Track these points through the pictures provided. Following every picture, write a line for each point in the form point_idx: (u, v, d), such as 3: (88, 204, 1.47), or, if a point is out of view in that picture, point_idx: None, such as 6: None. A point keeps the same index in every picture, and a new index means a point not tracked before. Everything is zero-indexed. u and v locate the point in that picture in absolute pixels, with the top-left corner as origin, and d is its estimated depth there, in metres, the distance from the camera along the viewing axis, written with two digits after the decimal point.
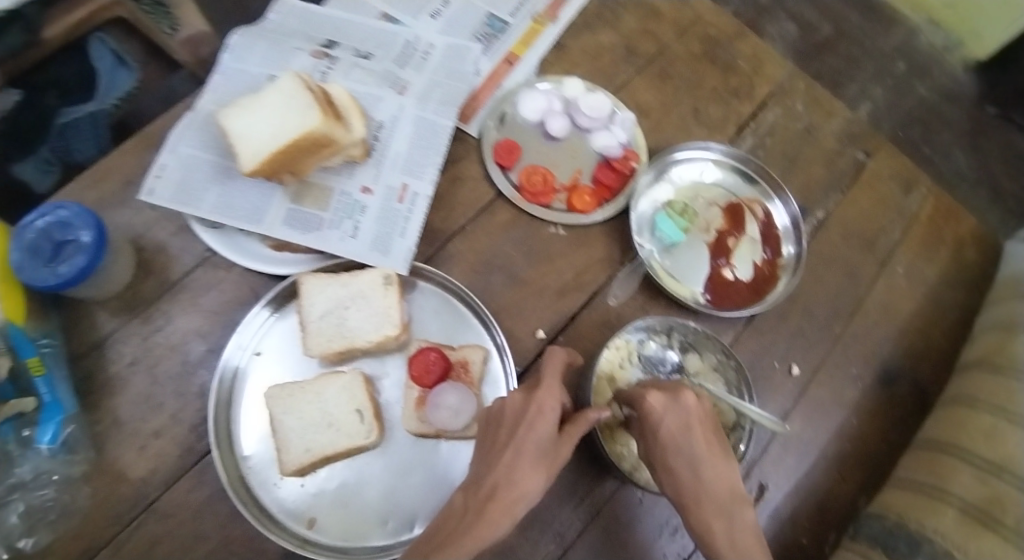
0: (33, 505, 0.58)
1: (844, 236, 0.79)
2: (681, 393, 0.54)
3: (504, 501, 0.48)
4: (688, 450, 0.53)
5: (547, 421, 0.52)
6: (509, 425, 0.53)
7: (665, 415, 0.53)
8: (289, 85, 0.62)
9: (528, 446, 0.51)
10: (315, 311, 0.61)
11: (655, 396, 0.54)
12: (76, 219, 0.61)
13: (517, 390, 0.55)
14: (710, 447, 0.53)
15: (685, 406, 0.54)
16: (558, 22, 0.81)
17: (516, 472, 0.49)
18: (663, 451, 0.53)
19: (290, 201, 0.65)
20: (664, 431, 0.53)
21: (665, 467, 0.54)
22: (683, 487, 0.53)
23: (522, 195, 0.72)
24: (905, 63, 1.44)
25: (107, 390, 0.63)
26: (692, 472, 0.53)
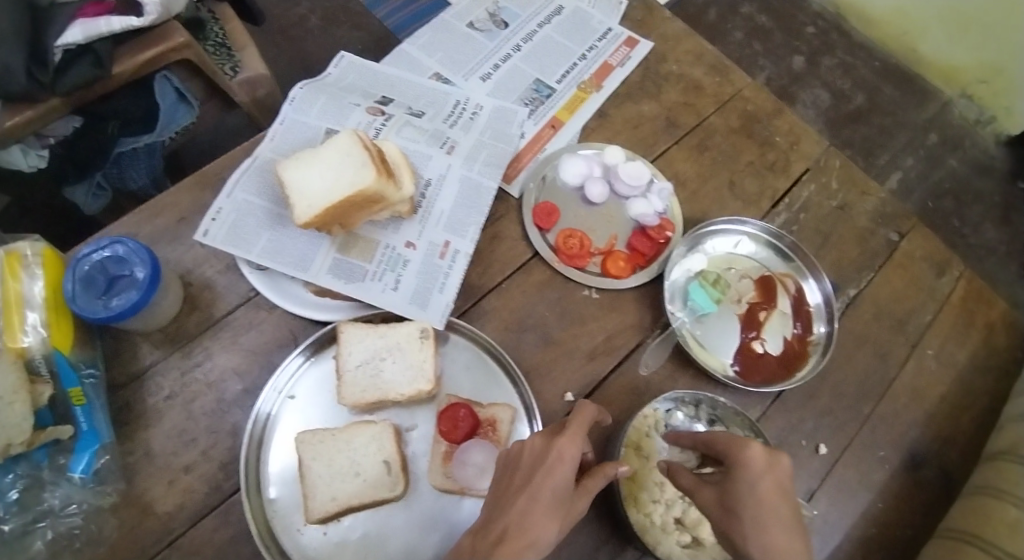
0: (61, 532, 0.60)
1: (874, 316, 0.79)
2: (778, 457, 0.49)
3: (513, 545, 0.45)
4: (782, 518, 0.47)
5: (567, 466, 0.50)
6: (525, 471, 0.50)
7: (761, 471, 0.48)
8: (346, 141, 0.66)
9: (542, 492, 0.48)
10: (352, 360, 0.63)
11: (755, 448, 0.50)
12: (132, 256, 0.63)
13: (537, 435, 0.53)
14: (797, 519, 0.47)
15: (778, 470, 0.48)
16: (602, 90, 0.84)
17: (530, 517, 0.47)
18: (752, 508, 0.47)
19: (336, 251, 0.67)
20: (760, 488, 0.48)
21: (753, 528, 0.46)
22: (772, 555, 0.45)
23: (559, 257, 0.74)
24: (937, 135, 1.46)
25: (142, 421, 0.64)
26: (786, 540, 0.46)
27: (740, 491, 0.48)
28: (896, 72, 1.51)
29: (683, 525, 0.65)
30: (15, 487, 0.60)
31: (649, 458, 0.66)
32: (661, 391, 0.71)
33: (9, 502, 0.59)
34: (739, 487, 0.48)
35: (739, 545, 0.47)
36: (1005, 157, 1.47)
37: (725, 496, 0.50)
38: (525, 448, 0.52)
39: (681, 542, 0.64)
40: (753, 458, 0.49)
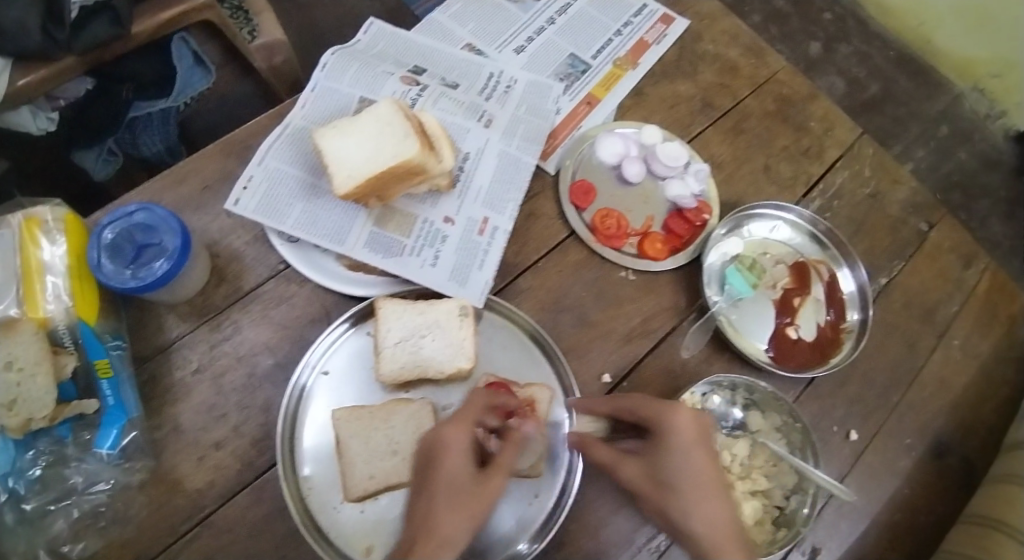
0: (86, 509, 0.58)
1: (904, 305, 0.79)
2: (703, 420, 0.56)
3: (427, 548, 0.46)
4: (714, 484, 0.53)
5: (465, 450, 0.51)
6: (429, 463, 0.52)
7: (689, 442, 0.54)
8: (387, 110, 0.64)
9: (441, 486, 0.50)
10: (391, 336, 0.62)
11: (685, 416, 0.55)
12: (161, 224, 0.59)
13: (438, 426, 0.54)
14: (721, 482, 0.54)
15: (705, 430, 0.55)
16: (638, 68, 0.82)
17: (438, 513, 0.48)
18: (687, 481, 0.53)
19: (372, 224, 0.66)
20: (683, 461, 0.53)
21: (692, 501, 0.52)
22: (705, 522, 0.52)
23: (596, 237, 0.72)
24: (948, 127, 1.46)
25: (170, 396, 0.62)
26: (716, 507, 0.52)
27: (669, 466, 0.54)
28: (909, 64, 1.50)
29: None
30: (37, 463, 0.57)
31: None
32: (696, 374, 0.70)
33: (31, 479, 0.57)
34: (670, 460, 0.54)
35: (673, 513, 0.53)
36: (1014, 152, 1.48)
37: (653, 469, 0.55)
38: (431, 439, 0.53)
39: None
40: (681, 428, 0.54)
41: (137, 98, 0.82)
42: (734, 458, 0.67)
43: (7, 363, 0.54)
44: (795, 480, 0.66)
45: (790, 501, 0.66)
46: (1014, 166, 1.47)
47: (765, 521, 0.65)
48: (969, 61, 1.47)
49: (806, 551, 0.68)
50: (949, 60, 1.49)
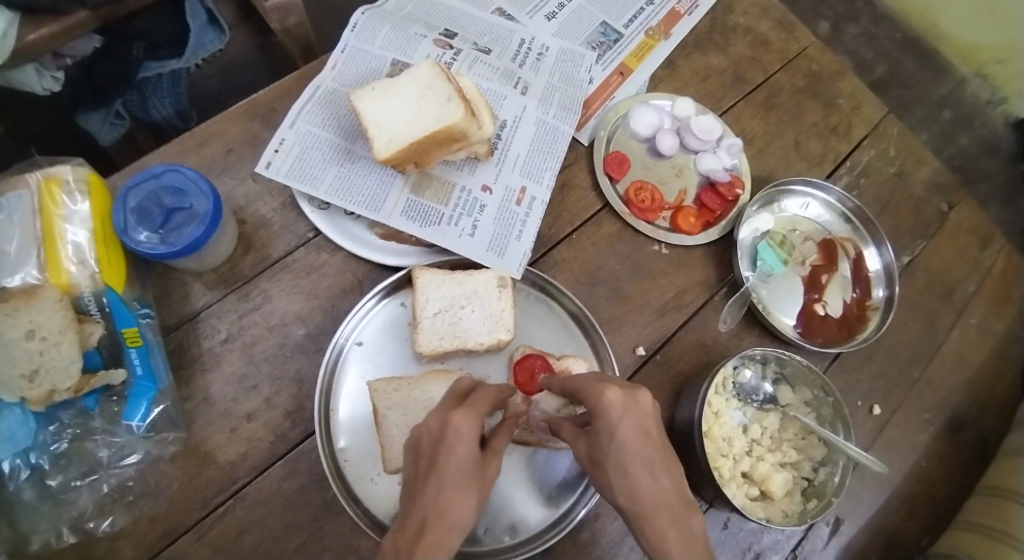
0: (113, 484, 0.56)
1: (926, 283, 0.80)
2: (638, 394, 0.46)
3: (437, 532, 0.40)
4: (648, 461, 0.43)
5: (467, 443, 0.44)
6: (428, 453, 0.45)
7: (619, 416, 0.44)
8: (426, 73, 0.65)
9: (450, 472, 0.42)
10: (430, 307, 0.61)
11: (612, 391, 0.46)
12: (191, 186, 0.56)
13: (431, 413, 0.46)
14: (666, 457, 0.44)
15: (641, 409, 0.45)
16: (670, 39, 0.81)
17: (445, 498, 0.41)
18: (614, 457, 0.44)
19: (409, 191, 0.66)
20: (620, 436, 0.44)
21: (618, 474, 0.44)
22: (638, 498, 0.43)
23: (630, 210, 0.71)
24: (950, 112, 1.37)
25: (198, 366, 0.60)
26: (649, 482, 0.43)
27: (603, 442, 0.45)
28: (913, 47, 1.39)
29: (749, 478, 0.65)
30: (61, 437, 0.55)
31: (718, 413, 0.66)
32: (728, 348, 0.70)
33: (55, 454, 0.55)
34: (603, 436, 0.45)
35: (609, 493, 0.45)
36: (1015, 140, 1.37)
37: (593, 446, 0.47)
38: (423, 426, 0.46)
39: (750, 495, 0.64)
40: (611, 403, 0.45)
41: (148, 58, 0.78)
42: (764, 432, 0.67)
43: (29, 331, 0.51)
44: (824, 453, 0.66)
45: (819, 473, 0.66)
46: (1015, 152, 1.36)
47: (794, 493, 0.66)
48: (973, 47, 1.35)
49: (829, 521, 0.69)
50: (950, 46, 1.39)
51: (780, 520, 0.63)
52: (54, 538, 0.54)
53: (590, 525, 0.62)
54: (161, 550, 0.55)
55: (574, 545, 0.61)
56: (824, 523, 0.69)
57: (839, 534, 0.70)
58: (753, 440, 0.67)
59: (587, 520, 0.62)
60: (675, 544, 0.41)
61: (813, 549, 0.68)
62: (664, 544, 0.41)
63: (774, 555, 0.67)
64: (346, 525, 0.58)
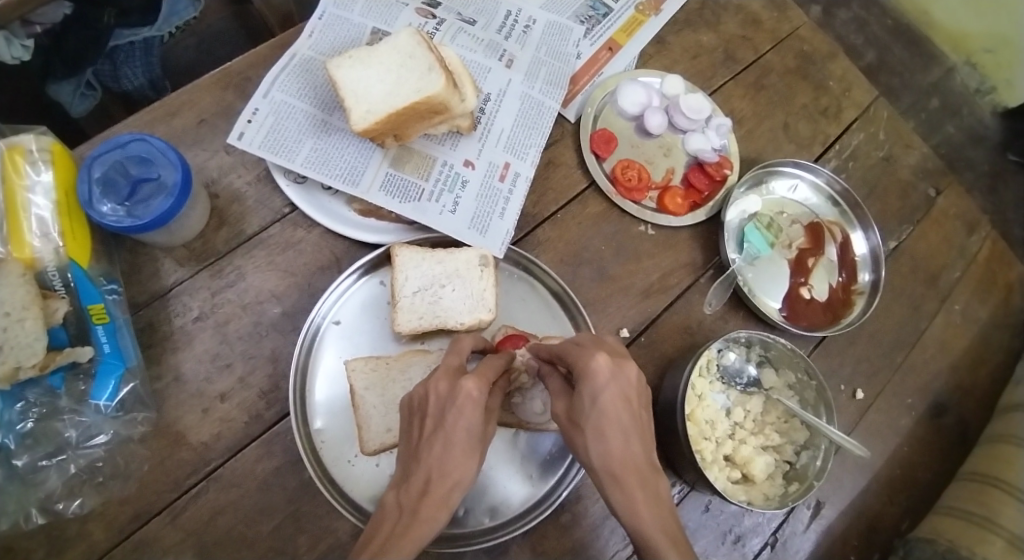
0: (82, 464, 0.54)
1: (912, 268, 0.80)
2: (624, 364, 0.46)
3: (440, 491, 0.42)
4: (625, 424, 0.44)
5: (477, 407, 0.45)
6: (435, 415, 0.45)
7: (605, 382, 0.45)
8: (407, 42, 0.63)
9: (457, 435, 0.43)
10: (409, 286, 0.60)
11: (599, 357, 0.46)
12: (159, 156, 0.54)
13: (439, 376, 0.47)
14: (640, 424, 0.45)
15: (626, 376, 0.46)
16: (660, 15, 0.79)
17: (449, 459, 0.43)
18: (593, 419, 0.44)
19: (389, 164, 0.64)
20: (602, 399, 0.44)
21: (594, 436, 0.44)
22: (611, 457, 0.43)
23: (617, 189, 0.70)
24: (939, 100, 1.13)
25: (169, 345, 0.58)
26: (622, 444, 0.43)
27: (584, 405, 0.45)
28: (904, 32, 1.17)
29: (731, 461, 0.65)
30: (27, 416, 0.53)
31: (701, 396, 0.65)
32: (712, 331, 0.69)
33: (21, 434, 0.52)
34: (582, 399, 0.45)
35: (580, 450, 0.45)
36: (1001, 130, 1.17)
37: (572, 407, 0.47)
38: (429, 387, 0.46)
39: (732, 478, 0.64)
40: (597, 369, 0.45)
41: (118, 26, 0.74)
42: (747, 415, 0.67)
43: None
44: (806, 436, 0.66)
45: (801, 457, 0.66)
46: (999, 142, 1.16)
47: (776, 476, 0.65)
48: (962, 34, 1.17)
49: (810, 504, 0.69)
50: (942, 36, 1.19)
51: (760, 503, 0.62)
52: (22, 519, 0.52)
53: (571, 507, 0.62)
54: (132, 533, 0.53)
55: (555, 527, 0.61)
56: (804, 506, 0.69)
57: (820, 517, 0.70)
58: (736, 423, 0.66)
59: (569, 502, 0.62)
60: (642, 504, 0.41)
61: (794, 532, 0.68)
62: (632, 505, 0.41)
63: (754, 537, 0.67)
64: (323, 507, 0.57)
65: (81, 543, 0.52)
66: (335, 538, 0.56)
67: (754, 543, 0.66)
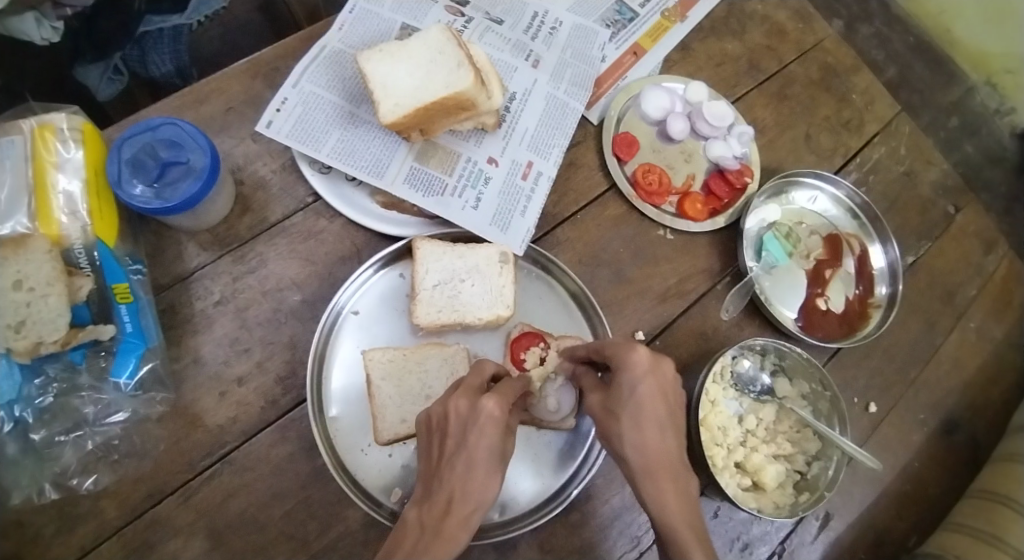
0: (98, 441, 0.54)
1: (928, 283, 0.80)
2: (663, 361, 0.49)
3: (463, 512, 0.42)
4: (660, 419, 0.47)
5: (497, 426, 0.45)
6: (455, 434, 0.45)
7: (644, 375, 0.47)
8: (437, 38, 0.63)
9: (480, 454, 0.44)
10: (430, 279, 0.60)
11: (641, 351, 0.48)
12: (189, 140, 0.55)
13: (460, 394, 0.47)
14: (674, 421, 0.48)
15: (664, 373, 0.48)
16: (686, 21, 0.80)
17: (472, 479, 0.43)
18: (631, 410, 0.47)
19: (413, 158, 0.64)
20: (641, 392, 0.47)
21: (631, 428, 0.47)
22: (644, 452, 0.46)
23: (637, 192, 0.70)
24: (957, 119, 1.08)
25: (190, 327, 0.59)
26: (657, 439, 0.46)
27: (622, 395, 0.48)
28: (926, 48, 1.13)
29: (742, 469, 0.64)
30: (47, 391, 0.53)
31: (715, 401, 0.65)
32: (728, 337, 0.70)
33: (40, 408, 0.53)
34: (623, 391, 0.48)
35: (615, 440, 0.48)
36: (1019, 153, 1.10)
37: (610, 398, 0.49)
38: (448, 405, 0.46)
39: (742, 485, 0.63)
40: (639, 363, 0.48)
41: (149, 11, 0.73)
42: (759, 423, 0.67)
43: (17, 280, 0.49)
44: (818, 446, 0.66)
45: (812, 467, 0.66)
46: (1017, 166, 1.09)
47: (786, 485, 0.65)
48: (983, 53, 1.11)
49: (819, 515, 0.69)
50: (962, 53, 1.14)
51: (770, 511, 0.62)
52: (35, 494, 0.52)
53: (580, 507, 0.62)
54: (144, 512, 0.54)
55: (565, 526, 0.61)
56: (813, 517, 0.69)
57: (828, 529, 0.69)
58: (748, 430, 0.66)
59: (578, 501, 0.62)
60: (672, 500, 0.45)
61: (802, 543, 0.68)
62: (663, 499, 0.45)
63: (762, 545, 0.66)
64: (334, 495, 0.57)
65: (93, 520, 0.53)
66: (345, 526, 0.56)
67: (761, 552, 0.66)
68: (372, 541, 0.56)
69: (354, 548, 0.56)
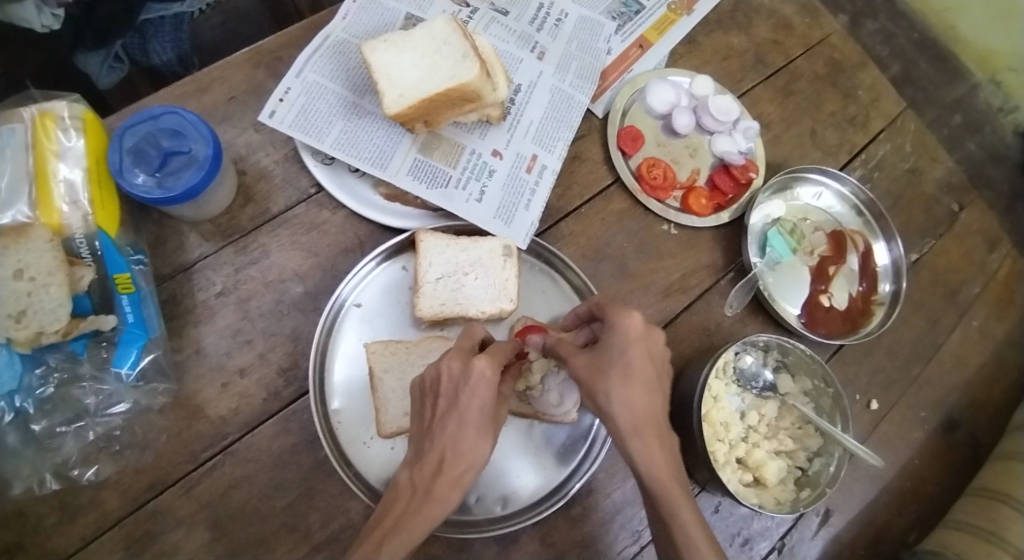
0: (100, 432, 0.54)
1: (932, 281, 0.80)
2: (654, 330, 0.50)
3: (455, 472, 0.43)
4: (647, 379, 0.48)
5: (490, 386, 0.45)
6: (447, 395, 0.45)
7: (635, 337, 0.49)
8: (443, 28, 0.63)
9: (471, 414, 0.44)
10: (433, 271, 0.60)
11: (633, 316, 0.49)
12: (191, 129, 0.54)
13: (453, 355, 0.47)
14: (661, 384, 0.49)
15: (655, 340, 0.50)
16: (692, 15, 0.79)
17: (464, 440, 0.44)
18: (620, 368, 0.48)
19: (417, 150, 0.64)
20: (631, 353, 0.48)
21: (619, 386, 0.47)
22: (632, 410, 0.47)
23: (641, 187, 0.70)
24: (962, 116, 1.06)
25: (192, 318, 0.59)
26: (645, 398, 0.47)
27: (610, 355, 0.49)
28: (930, 45, 1.11)
29: (744, 464, 0.64)
30: (48, 381, 0.53)
31: (717, 397, 0.65)
32: (730, 333, 0.69)
33: (41, 398, 0.53)
34: (613, 349, 0.49)
35: (601, 396, 0.48)
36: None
37: (597, 357, 0.50)
38: (440, 365, 0.46)
39: (743, 480, 0.63)
40: (632, 324, 0.49)
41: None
42: (761, 419, 0.67)
43: (18, 270, 0.49)
44: (820, 443, 0.66)
45: (813, 463, 0.66)
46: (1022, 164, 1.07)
47: (787, 481, 0.65)
48: (986, 51, 1.11)
49: (819, 511, 0.69)
50: (966, 50, 1.13)
51: (771, 507, 0.62)
52: (36, 484, 0.52)
53: (582, 501, 0.62)
54: (146, 502, 0.54)
55: (566, 520, 0.61)
56: (813, 513, 0.69)
57: (828, 525, 0.69)
58: (749, 426, 0.66)
59: (579, 495, 0.62)
60: (659, 457, 0.46)
61: (801, 539, 0.68)
62: (649, 454, 0.46)
63: (762, 541, 0.66)
64: (336, 487, 0.57)
65: (94, 511, 0.53)
66: (347, 518, 0.56)
67: (761, 547, 0.66)
68: None
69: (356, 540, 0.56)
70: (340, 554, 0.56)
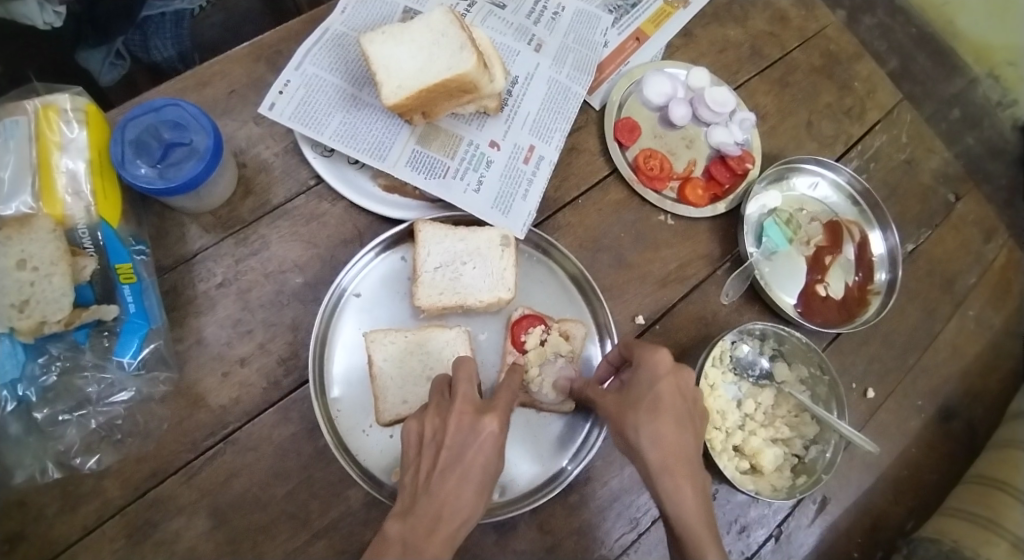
0: (102, 421, 0.55)
1: (928, 271, 0.80)
2: (684, 369, 0.52)
3: (448, 530, 0.41)
4: (677, 415, 0.49)
5: (495, 446, 0.45)
6: (451, 447, 0.44)
7: (663, 373, 0.51)
8: (440, 20, 0.64)
9: (474, 471, 0.43)
10: (431, 261, 0.61)
11: (663, 353, 0.52)
12: (191, 121, 0.55)
13: (462, 406, 0.46)
14: (691, 420, 0.50)
15: (684, 377, 0.51)
16: (689, 7, 0.80)
17: (462, 495, 0.43)
18: (647, 403, 0.50)
19: (415, 141, 0.64)
20: (658, 388, 0.50)
21: (646, 422, 0.49)
22: (660, 446, 0.48)
23: (638, 177, 0.70)
24: (960, 111, 1.06)
25: (193, 309, 0.59)
26: (675, 434, 0.48)
27: (640, 391, 0.51)
28: (929, 38, 1.11)
29: (740, 452, 0.65)
30: (50, 370, 0.54)
31: (714, 385, 0.65)
32: (727, 323, 0.70)
33: (43, 387, 0.53)
34: (642, 385, 0.51)
35: (629, 432, 0.49)
36: (1022, 145, 1.09)
37: (627, 394, 0.51)
38: (448, 417, 0.46)
39: (740, 468, 0.64)
40: (662, 361, 0.51)
41: None
42: (757, 407, 0.67)
43: (20, 260, 0.50)
44: (816, 431, 0.66)
45: (810, 451, 0.66)
46: (1020, 158, 1.08)
47: (784, 468, 0.65)
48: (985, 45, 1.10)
49: (816, 499, 0.70)
50: (964, 44, 1.13)
51: (768, 493, 0.63)
52: (38, 473, 0.53)
53: (579, 489, 0.62)
54: (147, 491, 0.54)
55: (564, 507, 0.61)
56: (810, 501, 0.69)
57: (825, 512, 0.70)
58: (746, 414, 0.67)
59: (577, 483, 0.62)
60: (689, 498, 0.47)
61: (799, 526, 0.69)
62: (679, 494, 0.47)
63: (759, 528, 0.67)
64: (336, 475, 0.57)
65: (96, 499, 0.53)
66: (347, 506, 0.57)
67: (758, 535, 0.67)
68: (372, 521, 0.57)
69: (356, 527, 0.57)
70: (340, 541, 0.56)
